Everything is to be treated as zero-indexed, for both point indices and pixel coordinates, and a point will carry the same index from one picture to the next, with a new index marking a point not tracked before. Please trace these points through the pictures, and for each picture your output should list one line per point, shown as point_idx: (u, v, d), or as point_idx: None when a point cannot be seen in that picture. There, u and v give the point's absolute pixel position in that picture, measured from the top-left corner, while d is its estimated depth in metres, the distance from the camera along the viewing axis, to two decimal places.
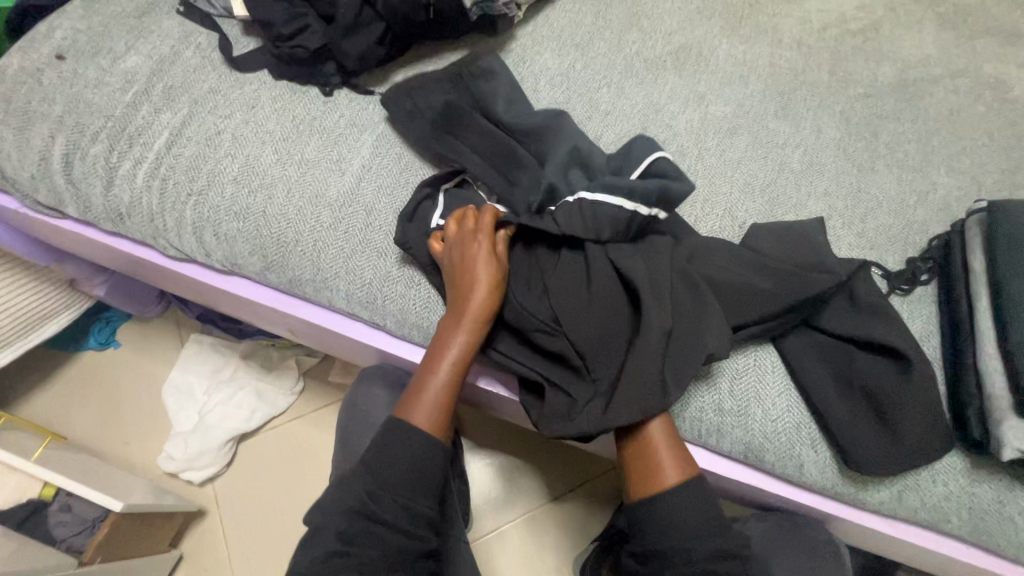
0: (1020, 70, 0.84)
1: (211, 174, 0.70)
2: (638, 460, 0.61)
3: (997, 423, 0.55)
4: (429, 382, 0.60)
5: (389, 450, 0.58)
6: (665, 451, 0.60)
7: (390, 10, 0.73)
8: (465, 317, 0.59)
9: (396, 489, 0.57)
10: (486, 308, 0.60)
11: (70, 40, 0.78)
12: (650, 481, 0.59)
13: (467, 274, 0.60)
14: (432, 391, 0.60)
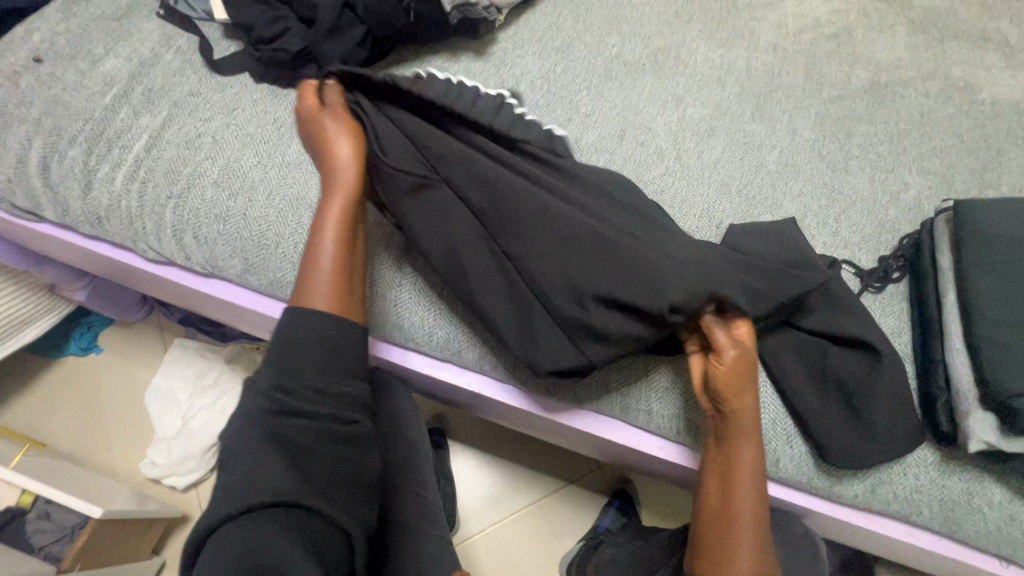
0: (988, 73, 0.86)
1: (191, 176, 0.70)
2: (713, 499, 0.56)
3: (964, 416, 0.56)
4: (318, 253, 0.58)
5: (299, 335, 0.52)
6: (745, 503, 0.54)
7: (371, 14, 0.74)
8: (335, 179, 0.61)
9: (310, 371, 0.51)
10: (349, 164, 0.61)
11: (48, 43, 0.77)
12: (720, 528, 0.55)
13: (325, 140, 0.63)
14: (323, 262, 0.58)
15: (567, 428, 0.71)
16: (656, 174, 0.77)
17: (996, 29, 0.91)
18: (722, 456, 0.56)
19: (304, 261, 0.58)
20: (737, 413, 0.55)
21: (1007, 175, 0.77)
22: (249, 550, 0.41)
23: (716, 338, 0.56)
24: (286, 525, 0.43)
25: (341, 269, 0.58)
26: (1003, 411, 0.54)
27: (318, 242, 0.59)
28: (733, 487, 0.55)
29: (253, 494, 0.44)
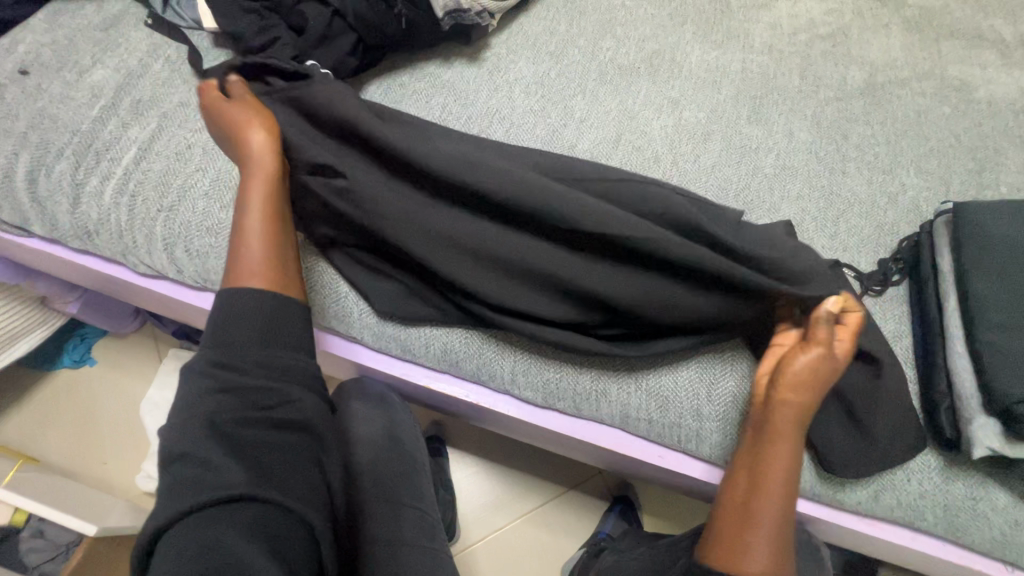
0: (984, 72, 0.86)
1: (181, 190, 0.69)
2: (751, 470, 0.55)
3: (968, 421, 0.56)
4: (244, 237, 0.55)
5: (237, 317, 0.50)
6: (780, 476, 0.53)
7: (361, 22, 0.73)
8: (251, 158, 0.57)
9: (251, 344, 0.49)
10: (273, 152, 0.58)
11: (34, 55, 0.76)
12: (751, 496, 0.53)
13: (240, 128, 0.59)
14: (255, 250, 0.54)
15: (568, 438, 0.71)
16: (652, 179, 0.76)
17: (990, 27, 0.91)
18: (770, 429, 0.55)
19: (233, 253, 0.55)
20: (801, 393, 0.54)
21: (1004, 175, 0.77)
22: (202, 554, 0.39)
23: (818, 331, 0.54)
24: (238, 521, 0.41)
25: (273, 248, 0.55)
26: (1007, 416, 0.53)
27: (243, 227, 0.55)
28: (774, 458, 0.54)
29: (199, 492, 0.41)
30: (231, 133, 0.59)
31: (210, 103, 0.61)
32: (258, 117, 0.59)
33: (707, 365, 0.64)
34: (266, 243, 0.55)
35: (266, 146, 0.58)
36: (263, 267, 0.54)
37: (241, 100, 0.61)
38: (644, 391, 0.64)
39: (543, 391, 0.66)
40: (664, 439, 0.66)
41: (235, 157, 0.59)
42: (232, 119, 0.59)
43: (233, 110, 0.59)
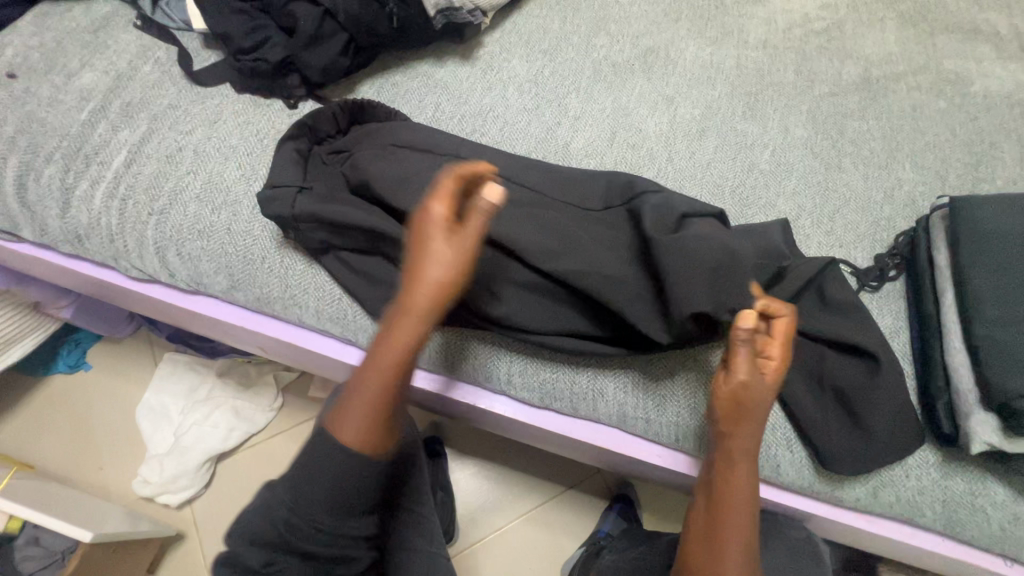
0: (979, 66, 0.86)
1: (172, 193, 0.68)
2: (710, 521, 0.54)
3: (966, 417, 0.55)
4: (364, 384, 0.51)
5: (314, 462, 0.51)
6: (742, 524, 0.53)
7: (352, 21, 0.72)
8: (412, 308, 0.50)
9: (322, 504, 0.52)
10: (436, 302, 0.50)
11: (22, 57, 0.76)
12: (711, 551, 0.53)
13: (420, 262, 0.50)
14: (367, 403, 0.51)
15: (566, 438, 0.70)
16: (647, 176, 0.75)
17: (986, 20, 0.90)
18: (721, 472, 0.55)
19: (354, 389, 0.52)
20: (734, 428, 0.55)
21: (1001, 168, 0.77)
22: None
23: (737, 353, 0.53)
24: None
25: (380, 407, 0.51)
26: (1006, 412, 0.53)
27: (365, 374, 0.51)
28: (733, 507, 0.54)
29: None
30: (415, 267, 0.50)
31: (423, 209, 0.51)
32: (446, 266, 0.49)
33: (704, 362, 0.64)
34: (373, 405, 0.51)
35: (437, 304, 0.50)
36: (362, 424, 0.51)
37: (449, 233, 0.50)
38: (642, 389, 0.64)
39: (539, 391, 0.66)
40: (661, 438, 0.65)
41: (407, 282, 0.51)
42: (420, 250, 0.50)
43: (431, 243, 0.50)
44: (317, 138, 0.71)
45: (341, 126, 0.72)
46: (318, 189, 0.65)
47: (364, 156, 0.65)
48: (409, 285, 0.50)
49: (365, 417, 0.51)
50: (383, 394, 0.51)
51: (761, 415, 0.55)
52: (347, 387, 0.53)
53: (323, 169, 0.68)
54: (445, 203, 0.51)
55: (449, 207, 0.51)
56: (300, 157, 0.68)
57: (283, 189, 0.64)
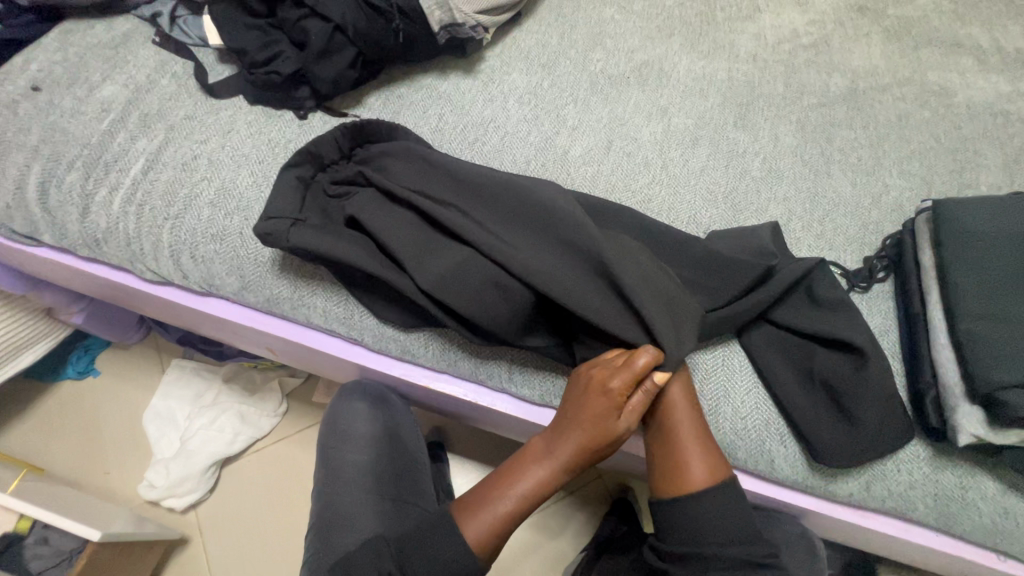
0: (961, 78, 0.89)
1: (187, 199, 0.71)
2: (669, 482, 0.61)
3: (952, 410, 0.57)
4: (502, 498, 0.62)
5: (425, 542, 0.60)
6: (700, 468, 0.60)
7: (360, 35, 0.75)
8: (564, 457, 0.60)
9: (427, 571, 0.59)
10: (585, 450, 0.60)
11: (47, 72, 0.79)
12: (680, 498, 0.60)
13: (585, 412, 0.59)
14: (496, 510, 0.61)
15: None
16: (643, 183, 0.78)
17: (968, 34, 0.94)
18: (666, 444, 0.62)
19: (492, 493, 0.62)
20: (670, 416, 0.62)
21: (985, 175, 0.79)
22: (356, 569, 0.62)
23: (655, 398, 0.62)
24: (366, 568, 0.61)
25: (506, 526, 0.61)
26: (991, 404, 0.55)
27: (505, 494, 0.62)
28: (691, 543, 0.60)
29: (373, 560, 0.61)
30: (576, 425, 0.59)
31: (603, 374, 0.58)
32: (605, 436, 0.58)
33: (698, 359, 0.67)
34: (505, 515, 0.61)
35: (588, 455, 0.60)
36: (486, 530, 0.60)
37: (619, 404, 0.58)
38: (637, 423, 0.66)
39: (538, 388, 0.67)
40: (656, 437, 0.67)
41: (568, 422, 0.60)
42: (585, 411, 0.59)
43: (597, 410, 0.58)
44: (321, 166, 0.72)
45: (343, 151, 0.74)
46: (312, 221, 0.66)
47: (364, 203, 0.68)
48: (568, 432, 0.60)
49: (492, 529, 0.60)
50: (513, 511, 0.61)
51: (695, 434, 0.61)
52: (482, 489, 0.64)
53: (323, 201, 0.69)
54: (625, 384, 0.57)
55: (628, 388, 0.57)
56: (301, 184, 0.69)
57: (276, 223, 0.64)
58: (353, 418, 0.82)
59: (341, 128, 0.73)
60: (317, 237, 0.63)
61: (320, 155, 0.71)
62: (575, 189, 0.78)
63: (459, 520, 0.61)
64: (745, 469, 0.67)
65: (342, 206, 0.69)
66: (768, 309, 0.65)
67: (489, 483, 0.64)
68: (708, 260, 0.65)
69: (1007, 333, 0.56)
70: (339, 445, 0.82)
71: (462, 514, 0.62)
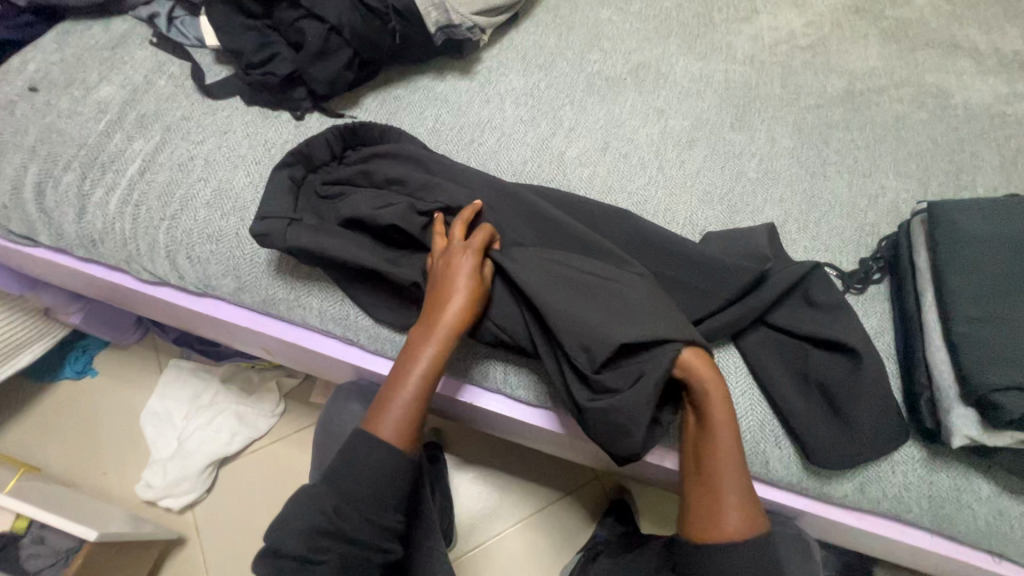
0: (958, 80, 0.89)
1: (183, 199, 0.72)
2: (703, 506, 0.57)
3: (947, 412, 0.57)
4: (398, 394, 0.58)
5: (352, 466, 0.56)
6: (735, 498, 0.56)
7: (357, 36, 0.76)
8: (442, 332, 0.59)
9: (367, 503, 0.55)
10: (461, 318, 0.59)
11: (43, 73, 0.80)
12: (709, 526, 0.56)
13: (447, 283, 0.60)
14: (400, 404, 0.58)
15: (559, 436, 0.72)
16: (639, 184, 0.78)
17: (965, 36, 0.94)
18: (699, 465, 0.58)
19: (387, 393, 0.59)
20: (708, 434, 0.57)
21: (981, 176, 0.79)
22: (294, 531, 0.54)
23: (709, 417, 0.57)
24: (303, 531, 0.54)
25: (413, 417, 0.58)
26: (984, 406, 0.55)
27: (401, 388, 0.58)
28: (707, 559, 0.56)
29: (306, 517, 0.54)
30: (443, 297, 0.60)
31: (454, 245, 0.62)
32: (474, 300, 0.60)
33: None
34: (409, 407, 0.58)
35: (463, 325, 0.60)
36: (401, 423, 0.58)
37: (474, 266, 0.61)
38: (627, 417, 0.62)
39: (532, 388, 0.68)
40: None
41: (432, 300, 0.61)
42: (450, 282, 0.60)
43: (459, 276, 0.60)
44: (312, 166, 0.72)
45: (335, 152, 0.73)
46: (308, 221, 0.66)
47: (360, 200, 0.68)
48: (436, 308, 0.60)
49: (403, 421, 0.58)
50: (415, 405, 0.59)
51: (732, 455, 0.56)
52: (379, 394, 0.60)
53: (315, 201, 0.69)
54: (476, 247, 0.62)
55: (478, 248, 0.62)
56: (294, 185, 0.69)
57: (273, 222, 0.64)
58: (350, 420, 0.82)
59: (332, 128, 0.73)
60: (313, 237, 0.63)
61: (314, 158, 0.71)
62: (571, 190, 0.78)
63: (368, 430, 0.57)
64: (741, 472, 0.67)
65: (337, 205, 0.69)
66: (766, 312, 0.65)
67: (382, 386, 0.60)
68: (703, 264, 0.65)
69: (999, 334, 0.57)
70: (335, 446, 0.83)
71: (373, 421, 0.58)
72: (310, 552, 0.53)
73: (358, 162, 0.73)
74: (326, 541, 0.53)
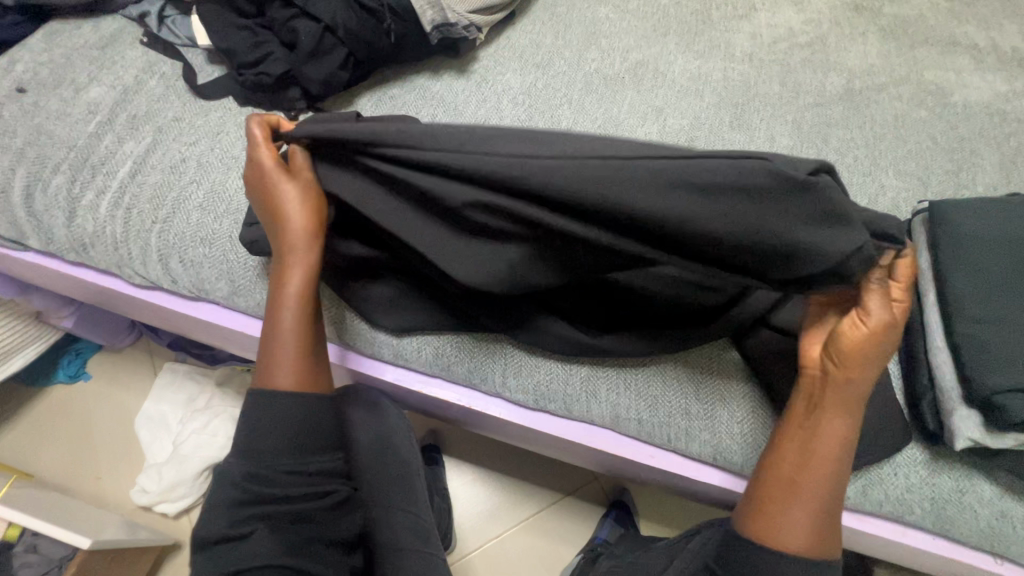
0: (958, 77, 0.89)
1: (176, 202, 0.70)
2: (771, 512, 0.55)
3: (949, 414, 0.57)
4: (279, 340, 0.59)
5: (261, 425, 0.57)
6: (828, 505, 0.54)
7: (351, 36, 0.75)
8: (293, 260, 0.58)
9: (279, 457, 0.57)
10: (303, 239, 0.57)
11: (32, 73, 0.78)
12: (791, 518, 0.54)
13: (273, 210, 0.57)
14: (283, 348, 0.59)
15: (561, 440, 0.71)
16: None
17: (964, 33, 0.93)
18: (782, 473, 0.55)
19: (268, 341, 0.60)
20: (811, 448, 0.54)
21: (981, 175, 0.79)
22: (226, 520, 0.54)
23: (830, 416, 0.53)
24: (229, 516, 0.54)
25: (301, 353, 0.60)
26: (988, 408, 0.54)
27: (277, 330, 0.59)
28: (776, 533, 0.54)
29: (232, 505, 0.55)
30: (274, 227, 0.58)
31: (255, 169, 0.58)
32: (309, 212, 0.57)
33: (697, 362, 0.65)
34: (294, 345, 0.59)
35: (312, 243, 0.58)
36: (290, 365, 0.59)
37: (285, 179, 0.57)
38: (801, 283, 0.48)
39: (531, 392, 0.67)
40: (653, 439, 0.66)
41: (270, 233, 0.59)
42: (274, 208, 0.57)
43: (276, 198, 0.57)
44: None
45: None
46: None
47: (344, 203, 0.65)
48: (277, 240, 0.58)
49: (292, 362, 0.59)
50: (302, 342, 0.60)
51: (837, 460, 0.54)
52: (262, 347, 0.61)
53: None
54: (270, 159, 0.57)
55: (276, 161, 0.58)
56: None
57: (262, 228, 0.64)
58: None
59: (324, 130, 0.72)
60: None
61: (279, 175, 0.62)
62: None
63: (262, 387, 0.59)
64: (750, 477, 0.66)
65: None
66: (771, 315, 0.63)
67: (263, 338, 0.61)
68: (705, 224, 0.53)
69: (1002, 336, 0.56)
70: None
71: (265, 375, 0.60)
72: (230, 529, 0.54)
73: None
74: (244, 514, 0.54)
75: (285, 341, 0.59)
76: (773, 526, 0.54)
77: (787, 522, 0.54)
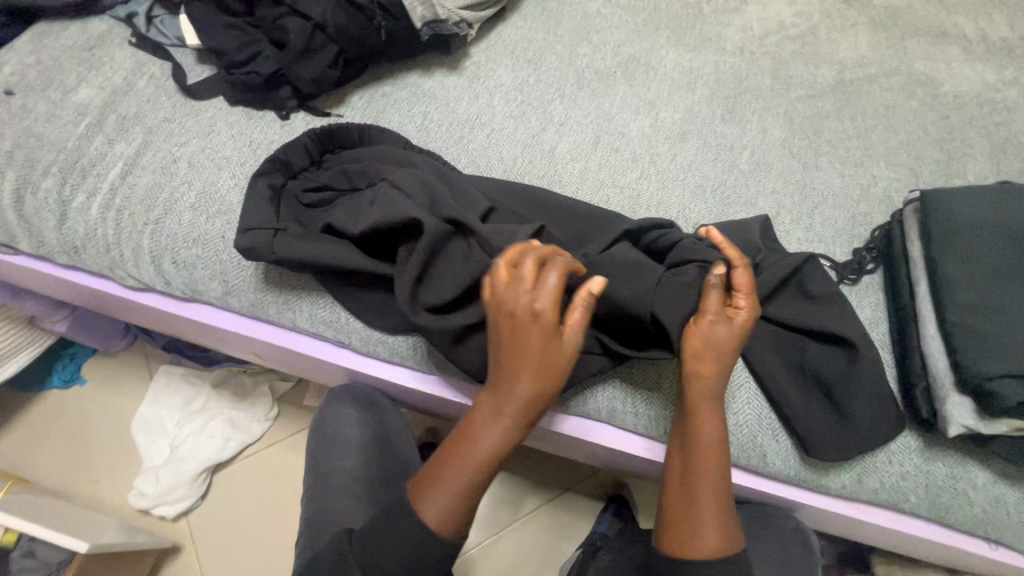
0: (947, 68, 0.89)
1: (167, 203, 0.70)
2: (672, 520, 0.57)
3: (943, 401, 0.57)
4: (457, 473, 0.55)
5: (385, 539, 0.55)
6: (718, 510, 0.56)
7: (342, 34, 0.75)
8: (513, 409, 0.54)
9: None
10: (536, 397, 0.54)
11: (19, 76, 0.78)
12: (689, 525, 0.56)
13: (523, 356, 0.53)
14: (451, 485, 0.55)
15: (563, 436, 0.71)
16: (631, 179, 0.78)
17: (954, 24, 0.94)
18: (675, 481, 0.58)
19: (444, 466, 0.56)
20: (692, 451, 0.57)
21: (971, 164, 0.79)
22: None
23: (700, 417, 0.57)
24: None
25: (469, 498, 0.55)
26: (980, 394, 0.54)
27: (458, 465, 0.55)
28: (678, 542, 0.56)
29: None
30: (518, 370, 0.53)
31: (528, 303, 0.52)
32: (554, 371, 0.53)
33: None
34: (464, 490, 0.55)
35: (539, 397, 0.54)
36: (451, 507, 0.55)
37: (554, 334, 0.53)
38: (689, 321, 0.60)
39: None
40: (651, 433, 0.67)
41: (502, 367, 0.54)
42: (521, 352, 0.53)
43: (534, 344, 0.52)
44: (292, 173, 0.71)
45: (314, 156, 0.72)
46: (294, 230, 0.65)
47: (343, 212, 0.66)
48: (506, 378, 0.54)
49: (454, 505, 0.55)
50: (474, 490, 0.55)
51: (717, 463, 0.57)
52: (431, 462, 0.57)
53: (297, 209, 0.69)
54: (552, 303, 0.52)
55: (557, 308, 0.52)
56: (273, 194, 0.67)
57: (258, 234, 0.63)
58: (344, 424, 0.83)
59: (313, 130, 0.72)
60: (304, 246, 0.63)
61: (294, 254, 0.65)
62: (563, 186, 0.77)
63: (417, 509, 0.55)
64: (752, 469, 0.66)
65: (321, 214, 0.68)
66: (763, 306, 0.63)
67: (437, 456, 0.57)
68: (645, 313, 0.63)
69: (992, 323, 0.57)
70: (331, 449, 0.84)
71: (420, 493, 0.56)
72: None
73: (337, 164, 0.71)
74: None
75: (461, 478, 0.55)
76: (677, 538, 0.56)
77: (683, 531, 0.56)
